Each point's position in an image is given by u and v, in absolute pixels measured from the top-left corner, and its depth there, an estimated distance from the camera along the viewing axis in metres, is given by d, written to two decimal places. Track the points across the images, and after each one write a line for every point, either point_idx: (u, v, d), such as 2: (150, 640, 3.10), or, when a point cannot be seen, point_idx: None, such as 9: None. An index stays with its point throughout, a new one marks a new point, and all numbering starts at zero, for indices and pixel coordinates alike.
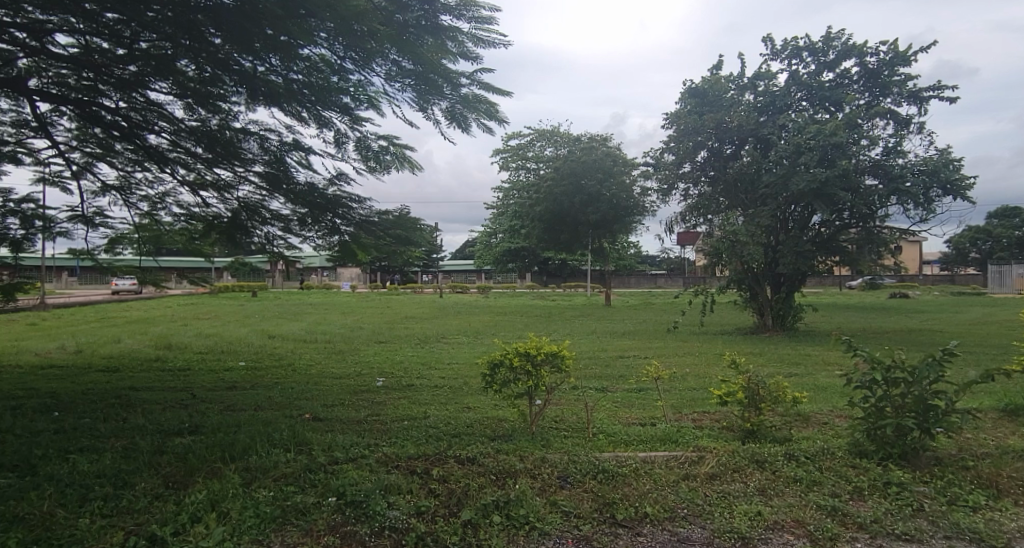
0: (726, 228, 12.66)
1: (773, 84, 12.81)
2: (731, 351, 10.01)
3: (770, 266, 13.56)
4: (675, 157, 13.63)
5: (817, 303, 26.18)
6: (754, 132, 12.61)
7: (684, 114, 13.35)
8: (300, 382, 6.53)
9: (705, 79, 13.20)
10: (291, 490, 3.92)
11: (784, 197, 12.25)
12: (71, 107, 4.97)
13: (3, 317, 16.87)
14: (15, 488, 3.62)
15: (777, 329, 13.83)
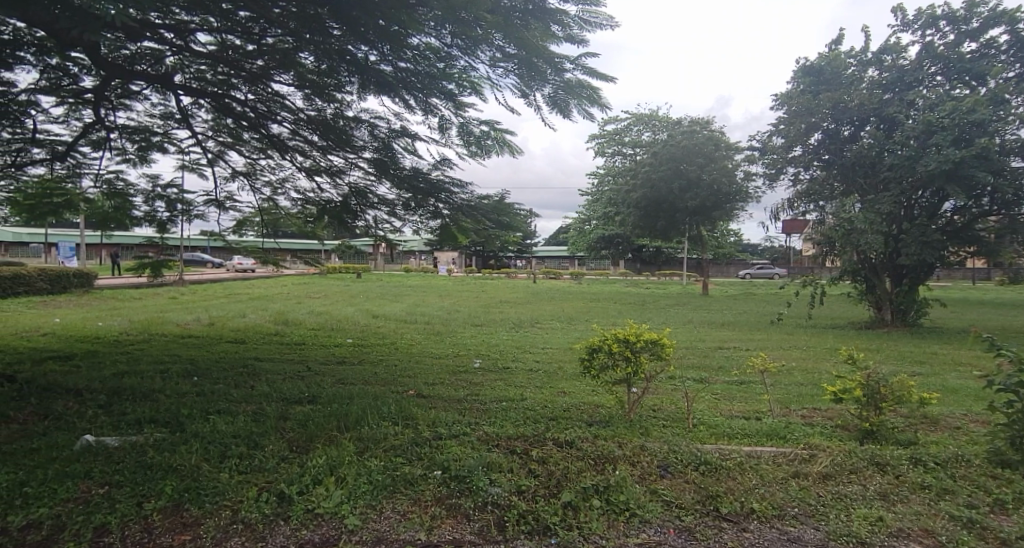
0: (840, 216, 11.86)
1: (902, 57, 11.80)
2: (845, 345, 9.42)
3: (889, 258, 12.58)
4: (785, 140, 12.97)
5: (948, 297, 23.84)
6: (876, 111, 11.70)
7: (797, 94, 12.73)
8: (400, 360, 6.85)
9: (823, 56, 12.45)
10: (400, 462, 4.12)
11: (910, 181, 11.25)
12: (208, 100, 5.44)
13: (150, 290, 18.98)
14: (168, 441, 4.08)
15: (896, 325, 12.81)
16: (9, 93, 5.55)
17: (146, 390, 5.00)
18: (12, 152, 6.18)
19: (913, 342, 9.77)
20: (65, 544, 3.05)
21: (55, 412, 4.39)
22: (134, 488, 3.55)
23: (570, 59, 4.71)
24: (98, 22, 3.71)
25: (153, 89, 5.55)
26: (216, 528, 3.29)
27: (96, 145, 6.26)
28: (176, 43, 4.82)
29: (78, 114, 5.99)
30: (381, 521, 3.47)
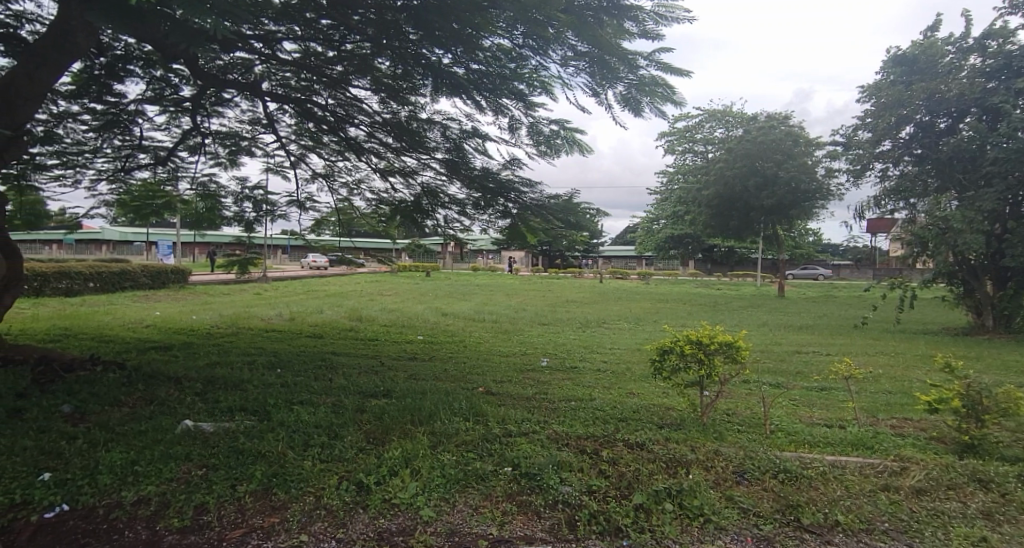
0: (934, 214, 11.09)
1: (1010, 42, 10.91)
2: (941, 352, 8.81)
3: (989, 259, 11.64)
4: (872, 134, 12.31)
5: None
6: (978, 101, 10.89)
7: (887, 85, 12.16)
8: (469, 357, 6.97)
9: (916, 44, 11.82)
10: (471, 457, 4.19)
11: (1017, 176, 10.38)
12: (292, 105, 5.74)
13: (237, 286, 20.19)
14: (258, 429, 4.33)
15: (998, 332, 11.84)
16: (120, 103, 6.04)
17: (236, 381, 5.33)
18: (121, 157, 6.72)
19: (1017, 351, 9.00)
20: (171, 519, 3.30)
21: (159, 397, 4.75)
22: (229, 471, 3.79)
23: (644, 55, 4.67)
24: (199, 36, 3.99)
25: (241, 96, 5.90)
26: (301, 513, 3.46)
27: (192, 150, 6.71)
28: (264, 52, 5.12)
29: (177, 122, 6.44)
30: (454, 514, 3.54)
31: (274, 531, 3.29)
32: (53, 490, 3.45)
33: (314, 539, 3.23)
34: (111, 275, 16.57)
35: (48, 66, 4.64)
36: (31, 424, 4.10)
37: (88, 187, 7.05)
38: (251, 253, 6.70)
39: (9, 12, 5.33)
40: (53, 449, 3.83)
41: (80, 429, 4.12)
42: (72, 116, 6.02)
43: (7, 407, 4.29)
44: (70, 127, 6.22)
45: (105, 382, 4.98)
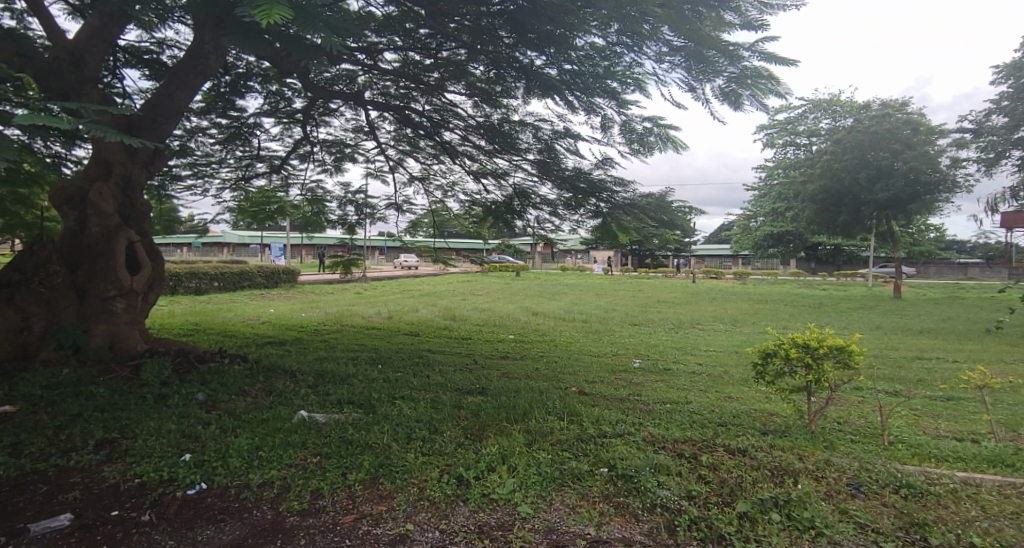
0: None
1: None
2: None
3: None
4: (1010, 118, 11.16)
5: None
6: None
7: None
8: (561, 356, 7.01)
9: None
10: (567, 456, 4.21)
11: None
12: (392, 113, 6.05)
13: (338, 286, 21.33)
14: (365, 421, 4.58)
15: None
16: (241, 117, 6.58)
17: (343, 375, 5.67)
18: (244, 167, 7.26)
19: None
20: (292, 502, 3.56)
21: (277, 389, 5.15)
22: (341, 460, 4.03)
23: (746, 46, 4.50)
24: (315, 50, 4.29)
25: (346, 105, 6.29)
26: (407, 503, 3.62)
27: (302, 158, 7.19)
28: (368, 63, 5.42)
29: (290, 132, 6.91)
30: (551, 512, 3.57)
31: (382, 518, 3.46)
32: (193, 469, 3.82)
33: (420, 528, 3.37)
34: (233, 275, 18.02)
35: (185, 85, 5.13)
36: (173, 409, 4.57)
37: (215, 195, 7.67)
38: (352, 254, 7.08)
39: (153, 40, 5.97)
40: (192, 433, 4.24)
41: (213, 416, 4.53)
42: (202, 130, 6.58)
43: (153, 393, 4.81)
44: (200, 140, 6.79)
45: (232, 373, 5.45)
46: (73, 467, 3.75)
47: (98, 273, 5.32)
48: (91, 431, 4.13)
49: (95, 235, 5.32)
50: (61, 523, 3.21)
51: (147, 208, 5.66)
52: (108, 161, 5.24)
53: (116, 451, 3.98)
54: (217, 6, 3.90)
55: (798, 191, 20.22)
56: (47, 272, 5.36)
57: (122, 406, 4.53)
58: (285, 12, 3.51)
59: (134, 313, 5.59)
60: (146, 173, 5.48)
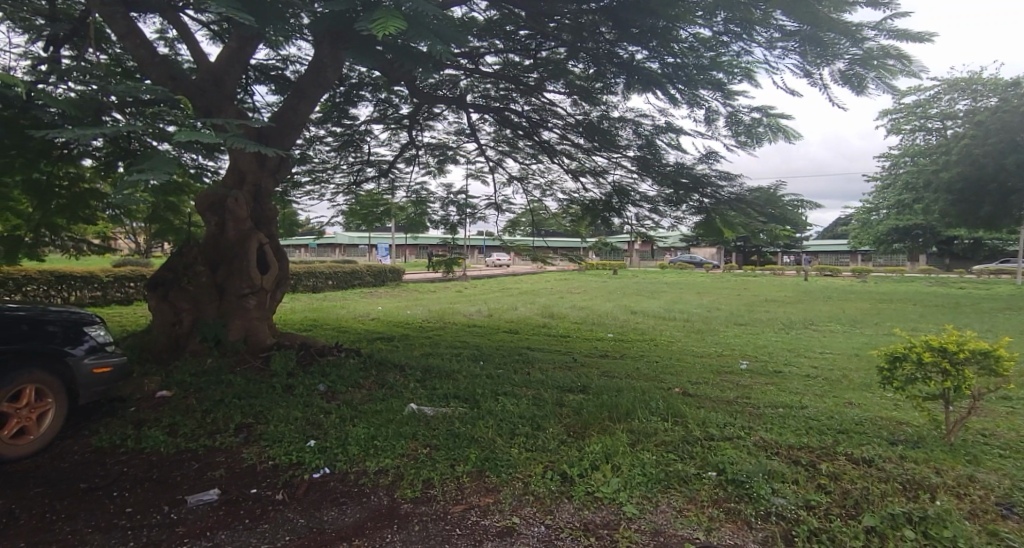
0: None
1: None
2: None
3: None
4: None
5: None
6: None
7: None
8: (662, 356, 6.87)
9: None
10: (673, 459, 4.11)
11: None
12: (493, 114, 6.41)
13: (438, 284, 22.10)
14: (470, 416, 4.73)
15: None
16: (354, 125, 7.01)
17: (448, 371, 5.89)
18: (355, 172, 7.72)
19: None
20: (405, 490, 3.73)
21: (388, 382, 5.44)
22: (448, 452, 4.19)
23: (872, 25, 4.17)
24: (423, 58, 4.49)
25: (448, 109, 6.56)
26: (513, 496, 3.69)
27: (408, 162, 7.50)
28: (470, 67, 5.65)
29: (398, 136, 7.21)
30: (658, 514, 3.49)
31: (490, 510, 3.55)
32: (318, 454, 4.11)
33: (526, 522, 3.42)
34: (344, 275, 19.20)
35: (307, 97, 5.51)
36: (299, 398, 4.96)
37: (329, 199, 8.20)
38: (452, 254, 7.31)
39: (278, 58, 6.48)
40: (315, 421, 4.57)
41: (333, 406, 4.87)
42: (319, 139, 7.08)
43: (281, 383, 5.24)
44: (318, 148, 7.27)
45: (348, 366, 5.83)
46: (218, 448, 4.16)
47: (235, 272, 5.88)
48: (231, 416, 4.58)
49: (232, 238, 5.89)
50: (210, 497, 3.56)
51: (275, 213, 6.17)
52: (242, 170, 5.72)
53: (252, 434, 4.38)
54: (338, 22, 4.19)
55: (927, 180, 18.34)
56: (193, 272, 5.89)
57: (255, 395, 4.97)
58: (400, 23, 3.69)
59: (264, 309, 6.13)
60: (274, 181, 5.93)
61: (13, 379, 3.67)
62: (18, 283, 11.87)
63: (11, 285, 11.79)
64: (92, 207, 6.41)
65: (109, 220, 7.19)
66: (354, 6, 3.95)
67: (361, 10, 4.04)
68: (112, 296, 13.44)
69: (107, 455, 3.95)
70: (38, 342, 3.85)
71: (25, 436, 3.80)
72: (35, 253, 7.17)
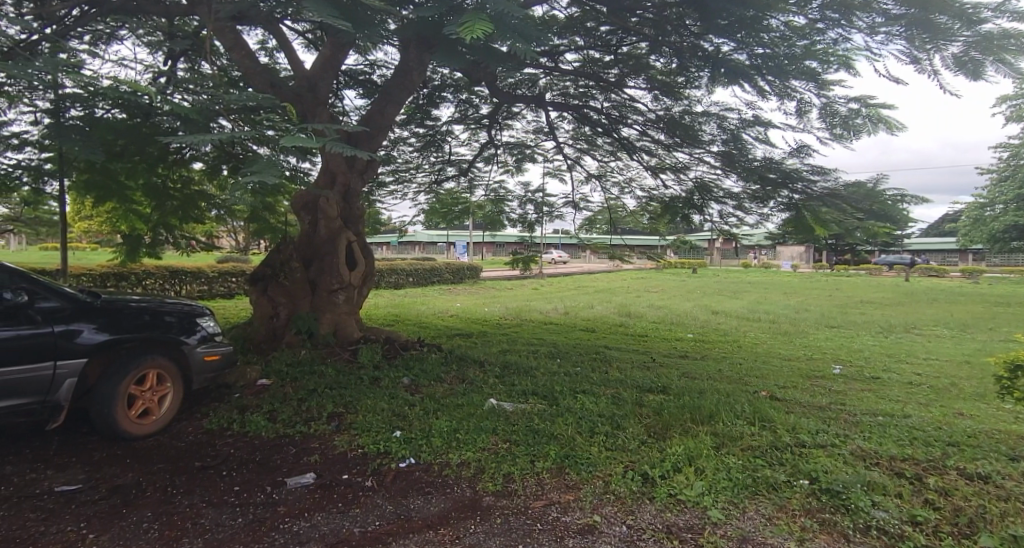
0: None
1: None
2: None
3: None
4: None
5: None
6: None
7: None
8: (748, 359, 6.65)
9: None
10: (760, 464, 3.95)
11: None
12: (572, 111, 6.66)
13: (513, 282, 22.34)
14: (550, 413, 4.77)
15: None
16: (436, 125, 7.25)
17: (526, 368, 5.97)
18: (436, 172, 8.07)
19: None
20: (487, 483, 3.80)
21: (468, 377, 5.57)
22: (528, 448, 4.23)
23: (992, 5, 3.85)
24: (506, 58, 4.55)
25: (528, 108, 6.89)
26: (594, 494, 3.67)
27: (487, 161, 7.65)
28: (551, 65, 5.82)
29: (478, 136, 7.41)
30: (745, 520, 3.35)
31: (571, 507, 3.55)
32: (403, 445, 4.27)
33: (607, 521, 3.39)
34: (423, 272, 19.80)
35: (393, 101, 5.71)
36: (385, 390, 5.18)
37: (411, 198, 8.52)
38: (530, 252, 7.39)
39: (367, 62, 6.77)
40: (401, 413, 4.75)
41: (417, 398, 5.04)
42: (402, 141, 7.35)
43: (368, 375, 5.48)
44: (401, 149, 7.56)
45: (430, 360, 6.02)
46: (313, 434, 4.40)
47: (326, 269, 6.21)
48: (324, 405, 4.84)
49: (324, 236, 6.22)
50: (307, 480, 3.77)
51: (362, 211, 6.46)
52: (332, 171, 5.99)
53: (343, 423, 4.60)
54: (426, 27, 4.32)
55: None
56: (289, 267, 6.27)
57: (345, 385, 5.23)
58: (487, 25, 3.76)
59: (352, 304, 6.45)
60: (362, 181, 6.18)
61: (137, 364, 4.08)
62: (139, 277, 13.10)
63: (133, 280, 13.02)
64: (200, 208, 6.97)
65: (215, 220, 7.80)
66: (442, 10, 4.06)
67: (448, 14, 4.14)
68: (216, 291, 14.40)
69: (217, 437, 4.28)
70: (159, 331, 4.23)
71: (149, 416, 4.20)
72: (153, 250, 7.90)
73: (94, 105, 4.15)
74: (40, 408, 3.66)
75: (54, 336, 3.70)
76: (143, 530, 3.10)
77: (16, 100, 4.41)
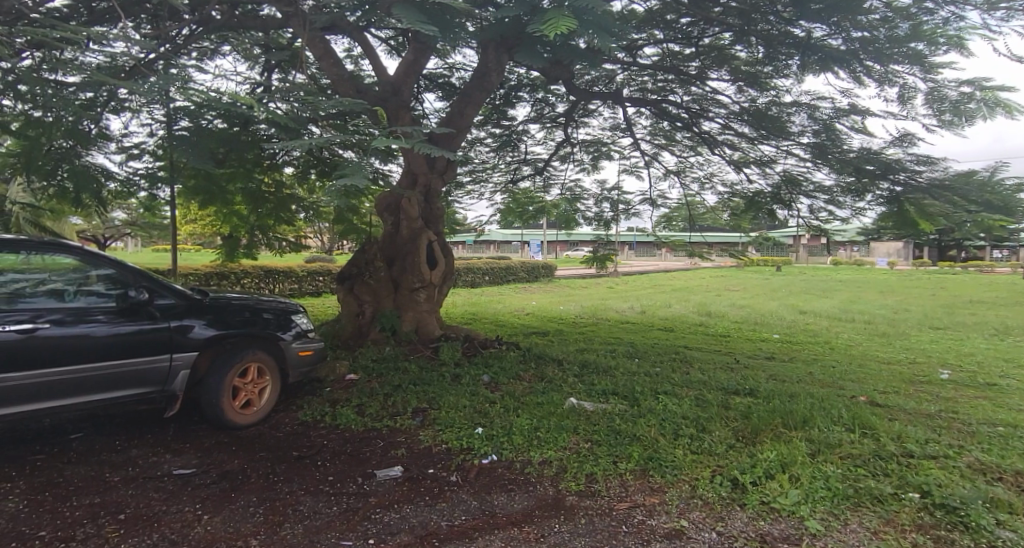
0: None
1: None
2: None
3: None
4: None
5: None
6: None
7: None
8: (842, 362, 6.33)
9: None
10: (862, 474, 3.71)
11: None
12: (651, 107, 6.81)
13: (585, 281, 22.25)
14: (631, 414, 4.71)
15: None
16: (512, 125, 7.37)
17: (605, 367, 5.93)
18: (512, 171, 8.24)
19: None
20: (570, 483, 3.77)
21: (547, 376, 5.59)
22: (610, 448, 4.18)
23: None
24: (586, 55, 4.51)
25: (605, 104, 6.97)
26: (680, 498, 3.57)
27: (562, 160, 7.68)
28: (627, 60, 5.91)
29: (553, 135, 7.46)
30: (848, 532, 3.15)
31: (656, 510, 3.45)
32: (486, 442, 4.32)
33: (695, 527, 3.27)
34: (498, 271, 20.07)
35: (472, 102, 5.80)
36: (467, 387, 5.27)
37: (487, 198, 8.65)
38: (604, 251, 7.36)
39: (446, 65, 6.95)
40: (483, 410, 4.82)
41: (498, 396, 5.10)
42: (480, 141, 7.52)
43: (449, 372, 5.60)
44: (478, 150, 7.73)
45: (509, 358, 6.09)
46: (399, 428, 4.54)
47: (408, 268, 6.43)
48: (409, 400, 4.99)
49: (405, 236, 6.44)
50: (395, 473, 3.88)
51: (442, 212, 6.64)
52: (413, 173, 6.16)
53: (428, 418, 4.72)
54: (508, 27, 4.35)
55: None
56: (373, 267, 6.53)
57: (427, 382, 5.37)
58: (571, 22, 3.70)
59: (432, 303, 6.63)
60: (441, 182, 6.32)
61: (239, 358, 4.37)
62: (237, 275, 14.08)
63: (234, 278, 13.99)
64: (292, 210, 7.39)
65: (303, 221, 8.22)
66: (524, 11, 4.07)
67: (528, 14, 4.15)
68: (306, 289, 15.24)
69: (311, 428, 4.50)
70: (259, 327, 4.50)
71: (250, 407, 4.48)
72: (249, 252, 8.45)
73: (203, 117, 4.48)
74: (158, 396, 4.05)
75: (170, 331, 4.04)
76: (249, 514, 3.29)
77: (135, 114, 4.81)
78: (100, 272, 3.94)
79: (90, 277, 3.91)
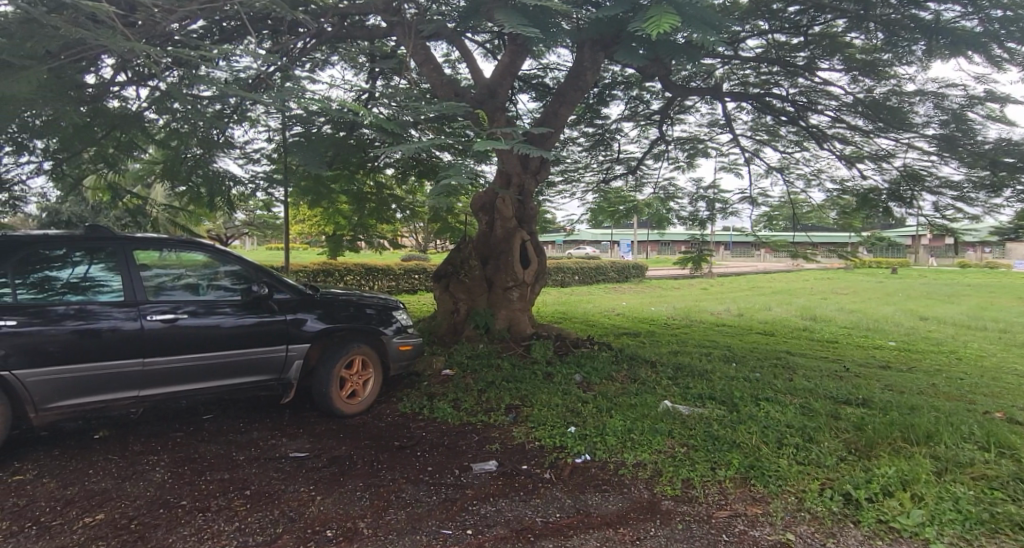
0: None
1: None
2: None
3: None
4: None
5: None
6: None
7: None
8: (974, 376, 5.78)
9: None
10: (999, 498, 3.36)
11: None
12: (752, 100, 6.61)
13: (674, 281, 21.71)
14: (731, 420, 4.54)
15: None
16: (605, 124, 7.36)
17: (700, 371, 5.77)
18: (604, 171, 8.24)
19: None
20: (666, 487, 3.69)
21: (639, 378, 5.50)
22: (708, 454, 4.05)
23: None
24: (686, 50, 4.38)
25: (703, 99, 6.82)
26: (785, 510, 3.39)
27: (656, 158, 7.53)
28: (728, 54, 5.73)
29: (647, 133, 7.36)
30: None
31: (759, 521, 3.30)
32: (579, 441, 4.32)
33: (804, 541, 3.09)
34: (585, 270, 20.00)
35: (568, 101, 5.81)
36: (559, 386, 5.30)
37: (578, 198, 8.67)
38: (700, 250, 7.18)
39: (540, 65, 7.05)
40: (575, 409, 4.83)
41: (590, 396, 5.10)
42: (573, 140, 7.56)
43: (541, 371, 5.66)
44: (571, 150, 7.76)
45: (600, 359, 6.05)
46: (493, 424, 4.64)
47: (501, 266, 6.57)
48: (502, 397, 5.09)
49: (499, 235, 6.59)
50: (490, 468, 3.96)
51: (534, 212, 6.72)
52: (506, 173, 6.25)
53: (520, 415, 4.79)
54: (606, 26, 4.31)
55: None
56: (467, 265, 6.73)
57: (520, 379, 5.46)
58: (674, 19, 3.60)
59: (524, 302, 6.72)
60: (533, 181, 6.36)
61: (346, 350, 4.65)
62: (340, 272, 15.00)
63: (338, 275, 14.93)
64: (392, 210, 7.79)
65: (401, 221, 8.63)
66: (624, 9, 4.02)
67: (627, 12, 4.10)
68: (402, 286, 15.97)
69: (410, 420, 4.69)
70: (363, 322, 4.75)
71: (355, 397, 4.75)
72: (351, 250, 8.99)
73: (317, 123, 4.79)
74: (275, 384, 4.38)
75: (285, 323, 4.36)
76: (357, 497, 3.48)
77: (257, 121, 5.27)
78: (225, 268, 4.30)
79: (218, 273, 4.27)
